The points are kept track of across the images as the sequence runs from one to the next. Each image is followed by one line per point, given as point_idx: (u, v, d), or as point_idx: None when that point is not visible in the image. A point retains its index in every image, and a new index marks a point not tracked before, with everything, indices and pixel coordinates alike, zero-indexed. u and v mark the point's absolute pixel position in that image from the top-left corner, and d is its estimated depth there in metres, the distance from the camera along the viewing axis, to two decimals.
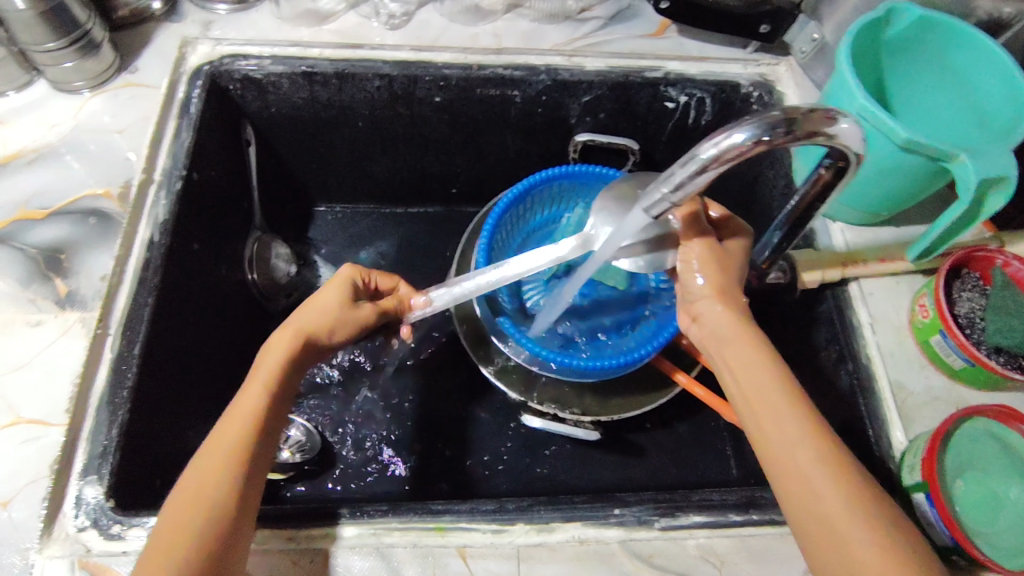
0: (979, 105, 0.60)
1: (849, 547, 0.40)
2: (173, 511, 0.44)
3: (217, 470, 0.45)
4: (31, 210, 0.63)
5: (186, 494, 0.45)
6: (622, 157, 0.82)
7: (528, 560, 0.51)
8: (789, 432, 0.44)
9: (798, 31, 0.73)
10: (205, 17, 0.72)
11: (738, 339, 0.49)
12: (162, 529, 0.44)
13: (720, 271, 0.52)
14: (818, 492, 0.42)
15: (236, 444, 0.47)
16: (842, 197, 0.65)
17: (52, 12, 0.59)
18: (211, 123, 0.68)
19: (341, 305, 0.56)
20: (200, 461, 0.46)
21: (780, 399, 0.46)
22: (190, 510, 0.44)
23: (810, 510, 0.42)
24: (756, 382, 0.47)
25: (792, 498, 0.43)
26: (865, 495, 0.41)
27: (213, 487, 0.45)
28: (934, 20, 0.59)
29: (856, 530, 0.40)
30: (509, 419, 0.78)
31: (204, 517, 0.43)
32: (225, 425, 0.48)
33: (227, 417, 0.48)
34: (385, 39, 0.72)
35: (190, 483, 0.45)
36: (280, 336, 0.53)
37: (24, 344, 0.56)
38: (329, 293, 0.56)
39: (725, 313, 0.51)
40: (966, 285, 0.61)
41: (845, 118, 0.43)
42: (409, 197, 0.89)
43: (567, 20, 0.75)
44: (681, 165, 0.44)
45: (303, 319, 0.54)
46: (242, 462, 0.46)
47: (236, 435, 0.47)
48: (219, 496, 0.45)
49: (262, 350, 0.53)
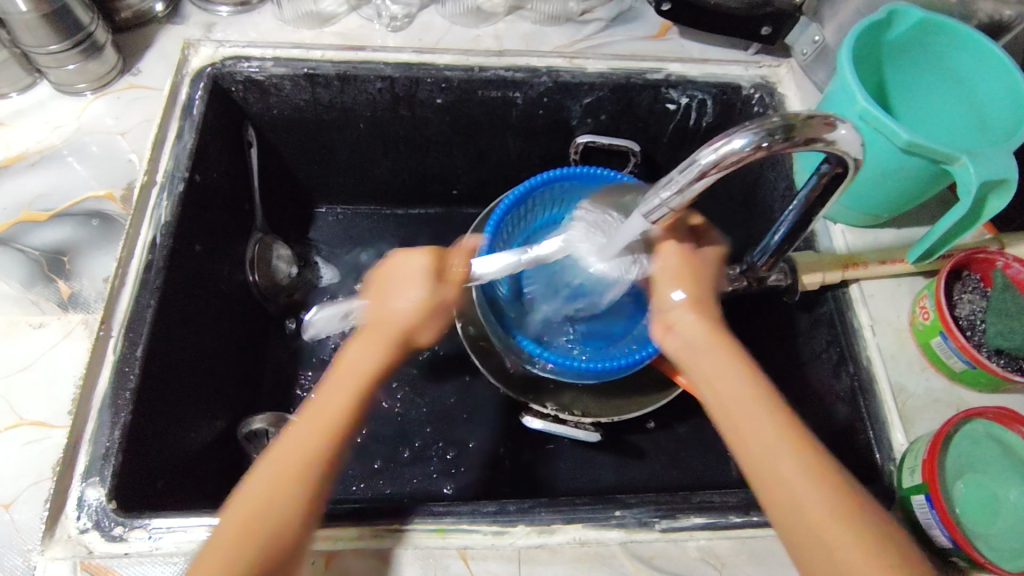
0: (980, 107, 0.60)
1: (834, 551, 0.41)
2: (245, 504, 0.45)
3: (291, 466, 0.46)
4: (34, 212, 0.63)
5: (257, 487, 0.46)
6: (623, 158, 0.82)
7: (528, 561, 0.51)
8: (770, 437, 0.45)
9: (800, 32, 0.73)
10: (207, 18, 0.72)
11: (716, 348, 0.50)
12: (229, 521, 0.45)
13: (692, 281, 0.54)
14: (799, 496, 0.43)
15: (314, 443, 0.47)
16: (843, 199, 0.65)
17: (56, 14, 0.59)
18: (213, 124, 0.68)
19: (427, 300, 0.57)
20: (275, 454, 0.47)
21: (760, 406, 0.46)
22: (257, 506, 0.45)
23: (793, 514, 0.42)
24: (733, 388, 0.48)
25: (775, 503, 0.43)
26: (848, 498, 0.42)
27: (287, 484, 0.46)
28: (935, 22, 0.59)
29: (838, 533, 0.41)
30: (510, 420, 0.78)
31: (274, 515, 0.44)
32: (305, 421, 0.49)
33: (308, 414, 0.49)
34: (387, 40, 0.72)
35: (263, 477, 0.46)
36: (370, 334, 0.55)
37: (27, 345, 0.56)
38: (410, 286, 0.57)
39: (703, 323, 0.52)
40: (967, 287, 0.61)
41: (844, 124, 0.43)
42: (410, 198, 0.89)
43: (568, 22, 0.76)
44: (681, 170, 0.45)
45: (388, 317, 0.56)
46: (319, 463, 0.47)
47: (315, 433, 0.48)
48: (291, 497, 0.45)
49: (347, 347, 0.54)
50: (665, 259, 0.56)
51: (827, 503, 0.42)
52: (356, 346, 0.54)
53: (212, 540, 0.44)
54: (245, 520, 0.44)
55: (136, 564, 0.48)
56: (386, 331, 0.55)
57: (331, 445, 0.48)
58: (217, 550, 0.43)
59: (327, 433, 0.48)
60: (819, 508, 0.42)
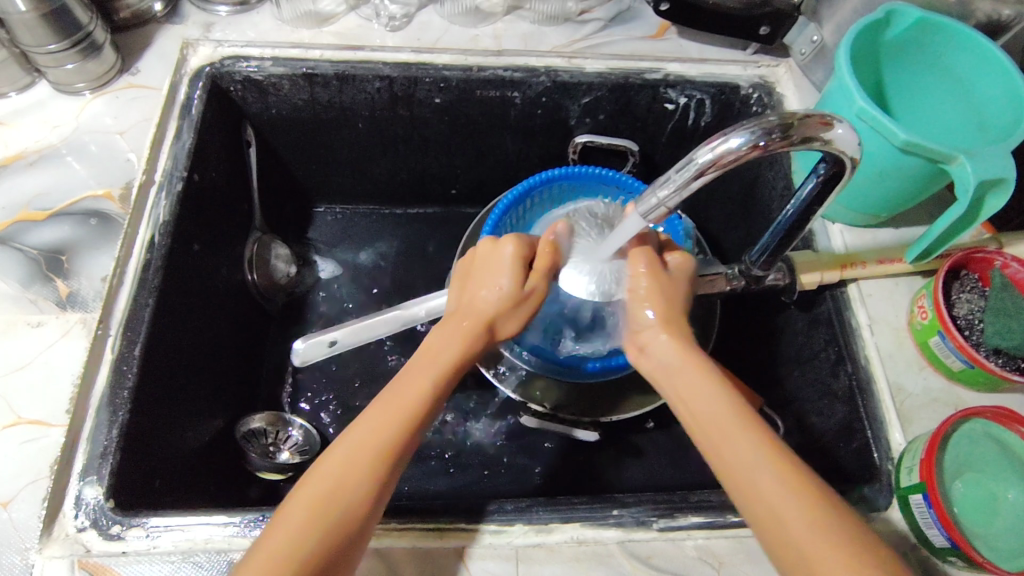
0: (977, 107, 0.60)
1: (815, 565, 0.39)
2: (317, 486, 0.44)
3: (366, 453, 0.45)
4: (33, 211, 0.63)
5: (331, 469, 0.44)
6: (621, 158, 0.82)
7: (526, 560, 0.51)
8: (740, 450, 0.44)
9: (797, 33, 0.73)
10: (206, 18, 0.72)
11: (686, 364, 0.50)
12: (301, 503, 0.43)
13: (665, 295, 0.55)
14: (775, 507, 0.41)
15: (392, 432, 0.46)
16: (840, 198, 0.65)
17: (55, 14, 0.59)
18: (211, 124, 0.68)
19: (519, 290, 0.55)
20: (353, 438, 0.46)
21: (729, 419, 0.46)
22: (330, 489, 0.43)
23: (770, 526, 0.41)
24: (703, 403, 0.47)
25: (755, 516, 0.42)
26: (823, 505, 0.41)
27: (361, 471, 0.44)
28: (933, 22, 0.59)
29: (815, 542, 0.39)
30: (508, 420, 0.78)
31: (346, 501, 0.43)
32: (382, 407, 0.48)
33: (388, 401, 0.48)
34: (386, 40, 0.72)
35: (338, 460, 0.45)
36: (463, 319, 0.53)
37: (25, 344, 0.56)
38: (509, 271, 0.55)
39: (671, 339, 0.51)
40: (965, 287, 0.61)
41: (840, 124, 0.44)
42: (409, 197, 0.89)
43: (567, 22, 0.76)
44: (677, 169, 0.45)
45: (481, 303, 0.54)
46: (393, 452, 0.46)
47: (394, 422, 0.47)
48: (363, 485, 0.44)
49: (434, 333, 0.53)
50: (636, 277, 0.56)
51: (800, 512, 0.41)
52: (441, 331, 0.53)
53: (281, 518, 0.43)
54: (314, 503, 0.43)
55: (134, 563, 0.48)
56: (478, 320, 0.53)
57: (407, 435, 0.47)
58: (285, 531, 0.42)
59: (405, 423, 0.47)
60: (794, 516, 0.41)
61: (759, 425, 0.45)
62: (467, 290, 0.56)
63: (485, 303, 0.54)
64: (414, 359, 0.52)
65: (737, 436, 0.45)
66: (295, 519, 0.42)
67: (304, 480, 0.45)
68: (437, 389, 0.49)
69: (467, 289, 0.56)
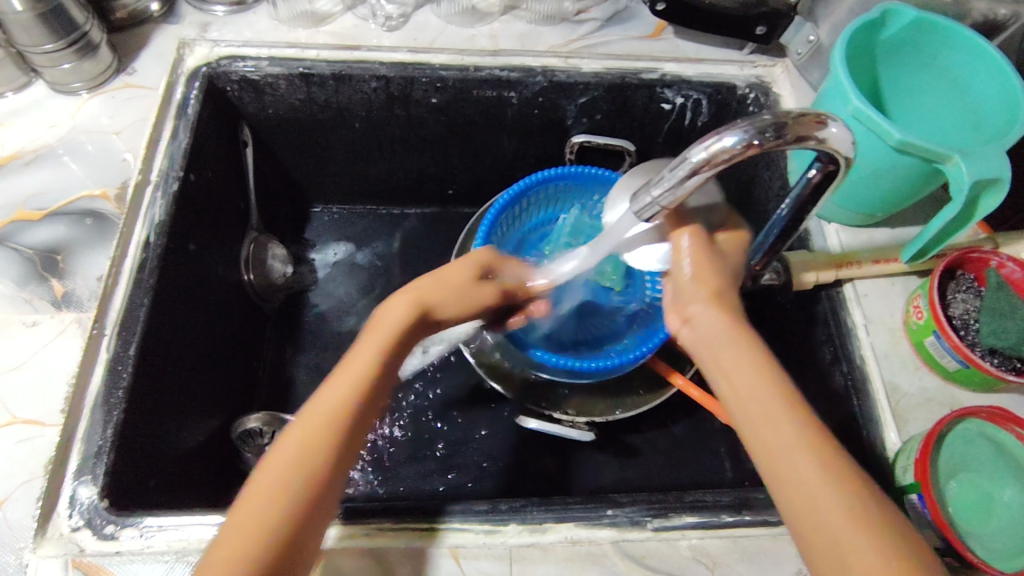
0: (972, 107, 0.60)
1: (850, 558, 0.37)
2: (272, 468, 0.42)
3: (317, 436, 0.43)
4: (29, 211, 0.63)
5: (284, 453, 0.43)
6: (618, 158, 0.82)
7: (520, 560, 0.51)
8: (787, 441, 0.41)
9: (795, 31, 0.73)
10: (203, 18, 0.72)
11: (732, 342, 0.46)
12: (258, 488, 0.41)
13: (714, 268, 0.50)
14: (816, 501, 0.39)
15: (340, 412, 0.44)
16: (837, 198, 0.65)
17: (51, 14, 0.59)
18: (208, 123, 0.68)
19: (461, 284, 0.55)
20: (304, 420, 0.44)
21: (776, 409, 0.42)
22: (284, 473, 0.42)
23: (809, 520, 0.39)
24: (750, 385, 0.44)
25: (793, 508, 0.40)
26: (867, 502, 0.39)
27: (316, 452, 0.43)
28: (929, 22, 0.59)
29: (859, 543, 0.37)
30: (505, 420, 0.78)
31: (301, 481, 0.42)
32: (332, 388, 0.46)
33: (335, 382, 0.46)
34: (383, 40, 0.73)
35: (288, 443, 0.43)
36: (403, 298, 0.52)
37: (21, 343, 0.56)
38: (465, 266, 0.56)
39: (718, 314, 0.47)
40: (961, 286, 0.61)
41: (835, 122, 0.43)
42: (407, 197, 0.89)
43: (563, 22, 0.76)
44: (672, 168, 0.45)
45: (431, 286, 0.53)
46: (344, 432, 0.44)
47: (342, 403, 0.45)
48: (315, 468, 0.42)
49: (377, 311, 0.51)
50: (679, 247, 0.52)
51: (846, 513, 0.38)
52: (387, 306, 0.51)
53: (242, 504, 0.41)
54: (272, 486, 0.41)
55: (128, 563, 0.48)
56: (416, 299, 0.52)
57: (354, 411, 0.45)
58: (248, 513, 0.41)
59: (353, 402, 0.45)
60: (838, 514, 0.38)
61: (806, 418, 0.42)
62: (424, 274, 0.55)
63: (438, 292, 0.53)
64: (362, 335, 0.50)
65: (781, 426, 0.42)
66: (253, 503, 0.41)
67: (262, 464, 0.43)
68: (382, 365, 0.47)
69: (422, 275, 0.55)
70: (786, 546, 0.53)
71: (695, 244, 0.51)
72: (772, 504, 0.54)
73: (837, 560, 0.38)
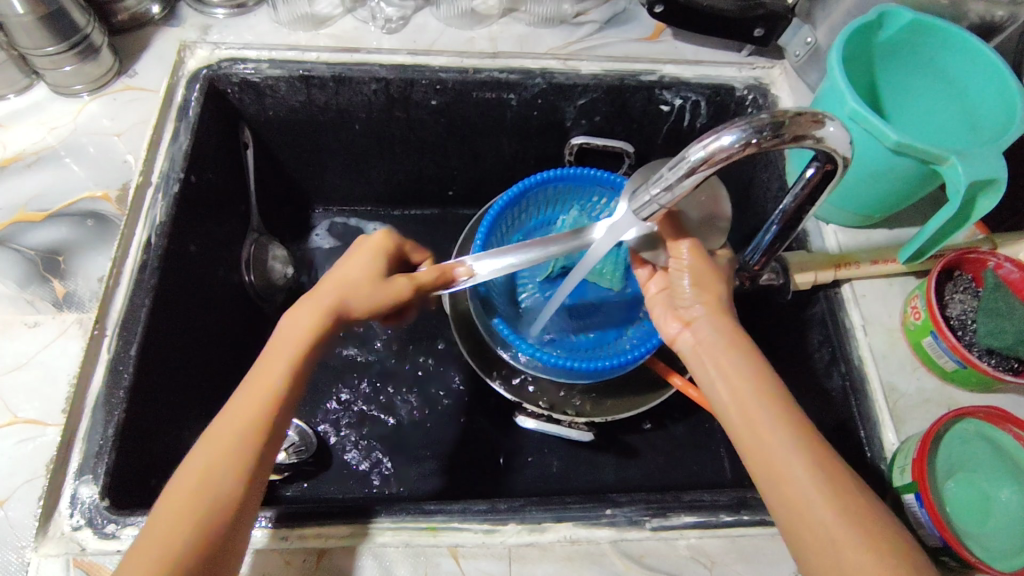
0: (970, 108, 0.60)
1: (841, 551, 0.40)
2: (183, 484, 0.44)
3: (228, 450, 0.46)
4: (30, 212, 0.63)
5: (192, 468, 0.45)
6: (617, 159, 0.83)
7: (519, 559, 0.51)
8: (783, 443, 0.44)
9: (791, 34, 0.73)
10: (204, 21, 0.73)
11: (731, 349, 0.50)
12: (168, 505, 0.43)
13: (717, 279, 0.53)
14: (811, 498, 0.42)
15: (252, 422, 0.47)
16: (833, 199, 0.65)
17: (53, 16, 0.60)
18: (209, 125, 0.69)
19: (365, 278, 0.55)
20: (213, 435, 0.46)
21: (774, 412, 0.45)
22: (196, 488, 0.44)
23: (803, 517, 0.42)
24: (750, 392, 0.47)
25: (785, 504, 0.43)
26: (860, 498, 0.42)
27: (222, 470, 0.45)
28: (926, 24, 0.59)
29: (851, 537, 0.40)
30: (504, 421, 0.78)
31: (215, 499, 0.44)
32: (236, 403, 0.48)
33: (242, 395, 0.48)
34: (382, 43, 0.73)
35: (199, 464, 0.45)
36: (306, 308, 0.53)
37: (23, 345, 0.57)
38: (360, 266, 0.56)
39: (720, 322, 0.52)
40: (958, 287, 0.61)
41: (832, 122, 0.44)
42: (408, 198, 0.90)
43: (562, 24, 0.76)
44: (670, 167, 0.45)
45: (340, 293, 0.54)
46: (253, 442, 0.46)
47: (252, 414, 0.47)
48: (231, 480, 0.45)
49: (287, 322, 0.52)
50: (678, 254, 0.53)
51: (841, 511, 0.41)
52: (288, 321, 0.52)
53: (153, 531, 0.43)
54: (183, 503, 0.43)
55: None
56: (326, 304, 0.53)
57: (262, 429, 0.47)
58: (154, 534, 0.43)
59: (265, 413, 0.48)
60: (835, 513, 0.41)
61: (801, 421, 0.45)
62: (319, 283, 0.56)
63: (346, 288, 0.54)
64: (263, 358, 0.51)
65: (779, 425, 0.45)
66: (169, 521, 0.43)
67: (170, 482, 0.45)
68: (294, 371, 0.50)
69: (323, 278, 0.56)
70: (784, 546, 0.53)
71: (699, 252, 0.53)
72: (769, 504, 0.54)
73: (831, 558, 0.40)
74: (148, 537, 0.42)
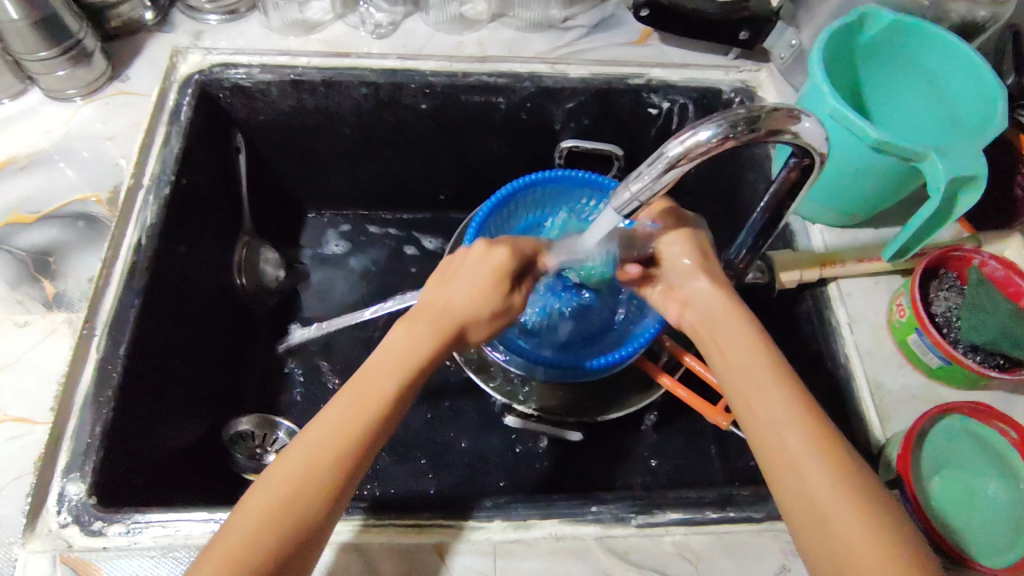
0: (952, 106, 0.61)
1: (833, 525, 0.40)
2: (271, 493, 0.44)
3: (322, 462, 0.45)
4: (23, 214, 0.64)
5: (279, 474, 0.44)
6: (606, 163, 0.84)
7: (504, 555, 0.51)
8: (780, 414, 0.44)
9: (777, 36, 0.74)
10: (196, 27, 0.74)
11: (736, 329, 0.49)
12: (250, 516, 0.43)
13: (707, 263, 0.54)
14: (804, 472, 0.41)
15: (351, 439, 0.46)
16: (817, 197, 0.66)
17: (46, 22, 0.61)
18: (200, 129, 0.70)
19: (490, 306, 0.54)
20: (305, 443, 0.45)
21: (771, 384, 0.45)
22: (283, 498, 0.43)
23: (807, 497, 0.41)
24: (749, 368, 0.47)
25: (780, 473, 0.42)
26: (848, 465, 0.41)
27: (308, 482, 0.44)
28: (906, 24, 0.60)
29: (838, 508, 0.40)
30: (494, 423, 0.78)
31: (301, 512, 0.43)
32: (331, 414, 0.47)
33: (346, 402, 0.47)
34: (372, 48, 0.74)
35: (280, 474, 0.44)
36: (427, 324, 0.53)
37: (12, 344, 0.57)
38: (482, 286, 0.54)
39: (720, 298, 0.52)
40: (944, 285, 0.62)
41: (807, 117, 0.44)
42: (399, 202, 0.90)
43: (551, 29, 0.77)
44: (649, 164, 0.45)
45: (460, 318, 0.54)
46: (343, 457, 0.45)
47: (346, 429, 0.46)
48: (319, 492, 0.44)
49: (393, 334, 0.52)
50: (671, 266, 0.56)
51: (830, 477, 0.41)
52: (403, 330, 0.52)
53: (222, 537, 0.42)
54: (270, 511, 0.43)
55: (115, 558, 0.49)
56: (449, 320, 0.53)
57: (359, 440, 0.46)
58: (233, 540, 0.42)
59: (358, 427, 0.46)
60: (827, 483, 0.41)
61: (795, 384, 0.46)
62: (436, 291, 0.55)
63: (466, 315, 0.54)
64: (361, 370, 0.50)
65: (767, 386, 0.45)
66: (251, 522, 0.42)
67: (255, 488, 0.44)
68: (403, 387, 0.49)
69: (437, 294, 0.55)
70: (769, 542, 0.53)
71: (682, 263, 0.55)
72: (756, 501, 0.54)
73: (825, 537, 0.40)
74: (217, 545, 0.42)
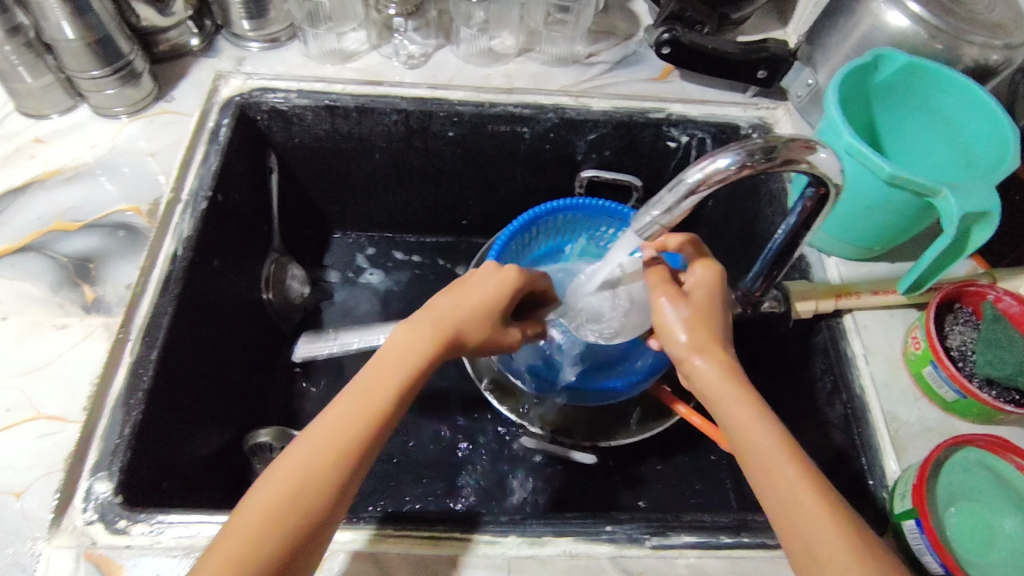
0: (967, 147, 0.63)
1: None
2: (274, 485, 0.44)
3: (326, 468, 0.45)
4: (65, 222, 0.67)
5: (281, 475, 0.45)
6: (625, 193, 0.86)
7: (518, 571, 0.52)
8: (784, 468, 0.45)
9: (795, 75, 0.76)
10: (238, 53, 0.78)
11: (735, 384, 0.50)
12: (250, 516, 0.43)
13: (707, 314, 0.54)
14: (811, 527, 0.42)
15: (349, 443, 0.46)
16: (831, 228, 0.67)
17: (101, 43, 0.64)
18: (237, 149, 0.73)
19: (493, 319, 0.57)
20: (306, 448, 0.46)
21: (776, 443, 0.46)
22: (283, 501, 0.44)
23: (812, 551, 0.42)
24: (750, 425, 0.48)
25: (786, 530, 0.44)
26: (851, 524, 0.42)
27: (310, 487, 0.45)
28: (921, 67, 0.62)
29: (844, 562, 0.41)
30: (508, 445, 0.79)
31: (304, 517, 0.44)
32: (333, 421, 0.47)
33: (349, 407, 0.48)
34: (404, 77, 0.77)
35: (282, 478, 0.45)
36: (433, 327, 0.54)
37: (48, 345, 0.59)
38: (493, 296, 0.57)
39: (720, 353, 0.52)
40: (959, 319, 0.63)
41: (823, 148, 0.47)
42: (423, 226, 0.93)
43: (575, 64, 0.80)
44: (669, 189, 0.47)
45: (465, 321, 0.55)
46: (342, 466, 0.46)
47: (346, 438, 0.47)
48: (316, 499, 0.44)
49: (397, 339, 0.53)
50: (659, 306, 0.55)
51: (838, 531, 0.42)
52: (404, 334, 0.53)
53: (225, 535, 0.43)
54: (269, 512, 0.43)
55: (137, 556, 0.49)
56: (453, 326, 0.55)
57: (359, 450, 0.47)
58: (234, 543, 0.42)
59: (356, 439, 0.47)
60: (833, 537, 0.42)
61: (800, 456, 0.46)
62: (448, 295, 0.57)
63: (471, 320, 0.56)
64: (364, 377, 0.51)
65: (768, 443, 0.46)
66: (254, 522, 0.43)
67: (259, 483, 0.45)
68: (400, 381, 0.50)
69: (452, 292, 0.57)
70: (785, 569, 0.53)
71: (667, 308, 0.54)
72: (770, 527, 0.54)
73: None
74: (219, 545, 0.42)
